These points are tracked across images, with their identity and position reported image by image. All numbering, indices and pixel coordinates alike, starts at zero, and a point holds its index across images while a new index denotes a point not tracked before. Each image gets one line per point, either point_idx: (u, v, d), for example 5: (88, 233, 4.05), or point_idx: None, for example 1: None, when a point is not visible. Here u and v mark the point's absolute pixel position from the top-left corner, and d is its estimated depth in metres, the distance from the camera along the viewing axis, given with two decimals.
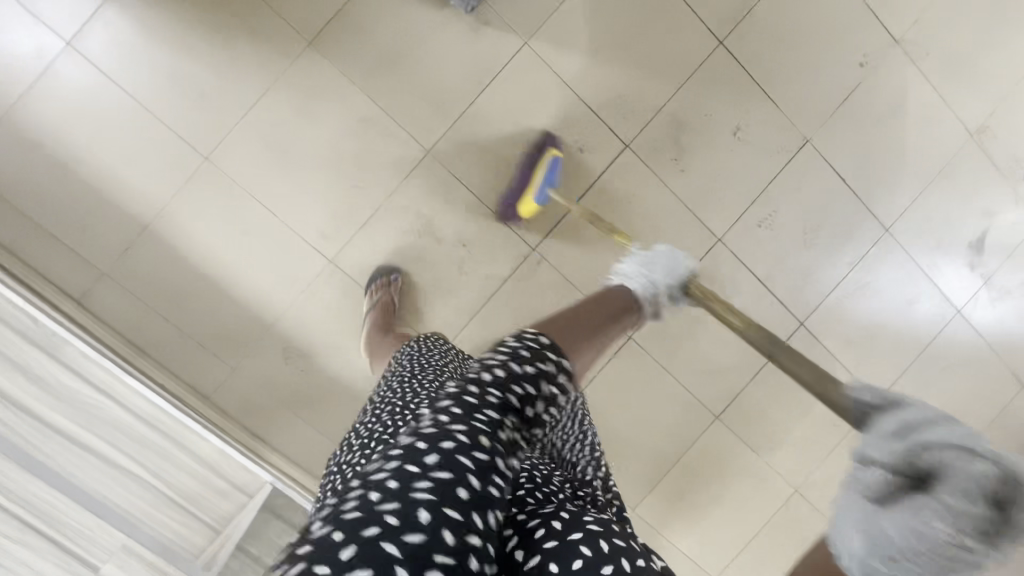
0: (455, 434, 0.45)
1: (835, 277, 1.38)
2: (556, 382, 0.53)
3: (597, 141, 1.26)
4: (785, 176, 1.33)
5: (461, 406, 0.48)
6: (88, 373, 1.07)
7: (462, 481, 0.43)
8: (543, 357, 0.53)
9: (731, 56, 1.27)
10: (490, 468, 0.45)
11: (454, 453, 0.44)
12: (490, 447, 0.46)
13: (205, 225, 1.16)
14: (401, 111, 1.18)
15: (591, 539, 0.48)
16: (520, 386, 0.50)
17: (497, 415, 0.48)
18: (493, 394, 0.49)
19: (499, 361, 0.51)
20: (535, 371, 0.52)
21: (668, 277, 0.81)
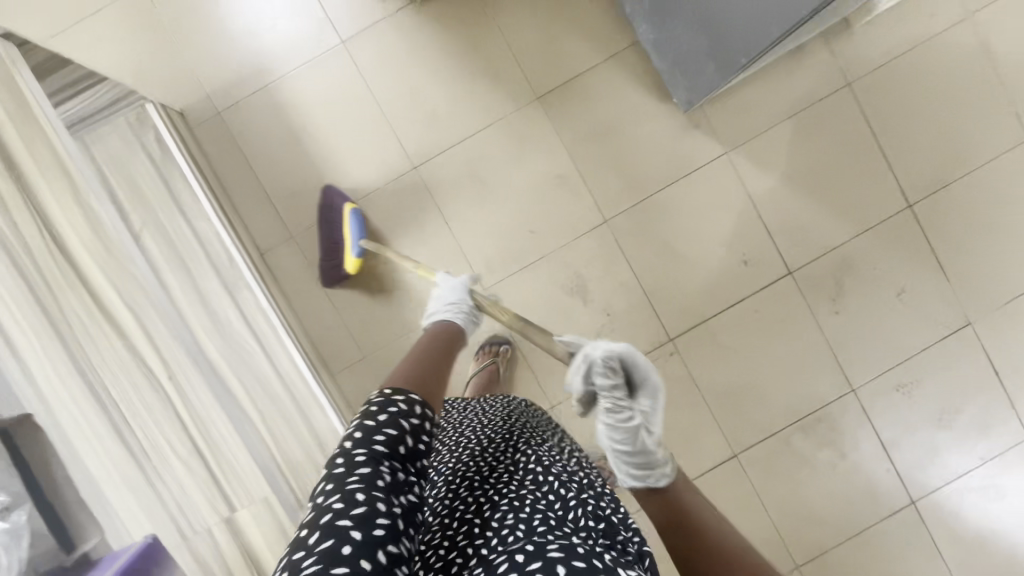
0: (330, 509, 0.50)
1: (960, 467, 1.32)
2: (409, 419, 0.61)
3: (763, 260, 1.28)
4: (939, 350, 1.31)
5: (333, 480, 0.53)
6: (253, 322, 1.14)
7: (347, 540, 0.48)
8: (391, 401, 0.61)
9: (916, 221, 1.29)
10: (368, 517, 0.50)
11: (336, 522, 0.49)
12: (364, 497, 0.51)
13: (389, 221, 1.26)
14: (594, 177, 1.26)
15: (551, 566, 0.47)
16: (381, 437, 0.57)
17: (368, 469, 0.54)
18: (359, 453, 0.55)
19: (354, 427, 0.58)
20: (391, 416, 0.60)
21: (463, 291, 1.01)
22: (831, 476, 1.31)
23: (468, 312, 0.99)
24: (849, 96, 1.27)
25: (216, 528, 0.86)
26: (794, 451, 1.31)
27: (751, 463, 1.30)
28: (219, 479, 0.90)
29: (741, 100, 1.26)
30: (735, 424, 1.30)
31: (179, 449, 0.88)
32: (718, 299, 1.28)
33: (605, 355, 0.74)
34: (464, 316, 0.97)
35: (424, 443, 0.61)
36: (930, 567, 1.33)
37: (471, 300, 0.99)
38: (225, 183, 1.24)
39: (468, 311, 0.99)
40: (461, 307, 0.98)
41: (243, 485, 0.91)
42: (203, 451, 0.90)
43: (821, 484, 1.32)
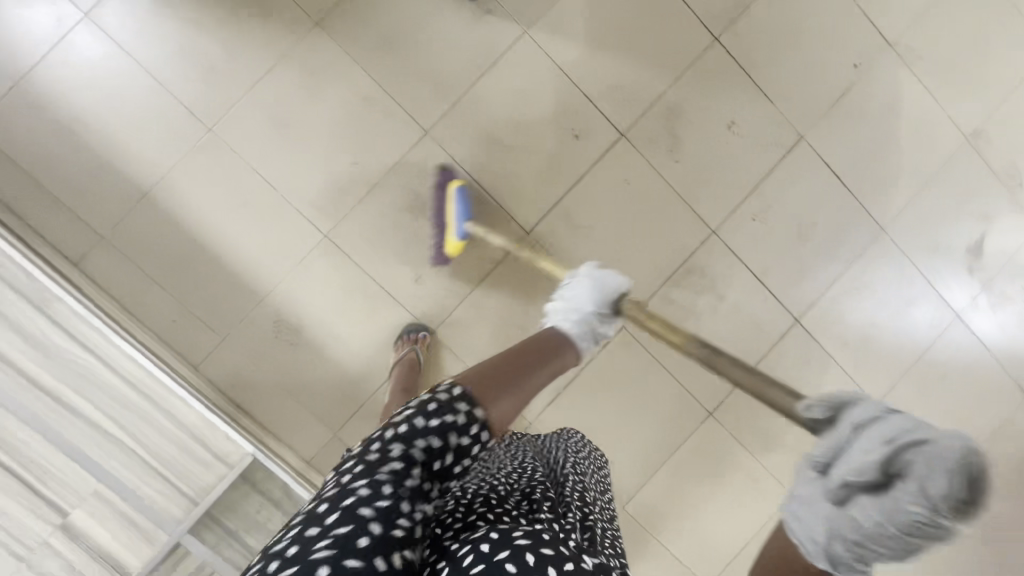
0: (353, 492, 0.46)
1: (829, 275, 1.38)
2: (467, 433, 0.52)
3: (594, 130, 1.27)
4: (781, 171, 1.34)
5: (362, 463, 0.49)
6: (76, 331, 1.08)
7: (363, 533, 0.45)
8: (452, 408, 0.52)
9: (727, 53, 1.30)
10: (393, 518, 0.46)
11: (356, 508, 0.46)
12: (395, 497, 0.47)
13: (203, 193, 1.18)
14: (401, 92, 1.21)
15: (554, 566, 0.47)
16: (425, 439, 0.50)
17: (402, 465, 0.49)
18: (396, 447, 0.49)
19: (410, 412, 0.52)
20: (442, 424, 0.51)
21: (602, 305, 0.88)
22: (717, 318, 1.35)
23: (597, 334, 0.86)
24: None
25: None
26: (676, 305, 1.33)
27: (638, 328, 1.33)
28: None
29: None
30: None
31: None
32: (561, 180, 1.27)
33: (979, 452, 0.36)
34: (588, 334, 0.85)
35: (463, 465, 0.53)
36: (825, 375, 1.40)
37: (599, 320, 0.87)
38: (8, 201, 1.13)
39: (594, 332, 0.86)
40: (590, 324, 0.86)
41: None
42: None
43: (710, 329, 1.35)
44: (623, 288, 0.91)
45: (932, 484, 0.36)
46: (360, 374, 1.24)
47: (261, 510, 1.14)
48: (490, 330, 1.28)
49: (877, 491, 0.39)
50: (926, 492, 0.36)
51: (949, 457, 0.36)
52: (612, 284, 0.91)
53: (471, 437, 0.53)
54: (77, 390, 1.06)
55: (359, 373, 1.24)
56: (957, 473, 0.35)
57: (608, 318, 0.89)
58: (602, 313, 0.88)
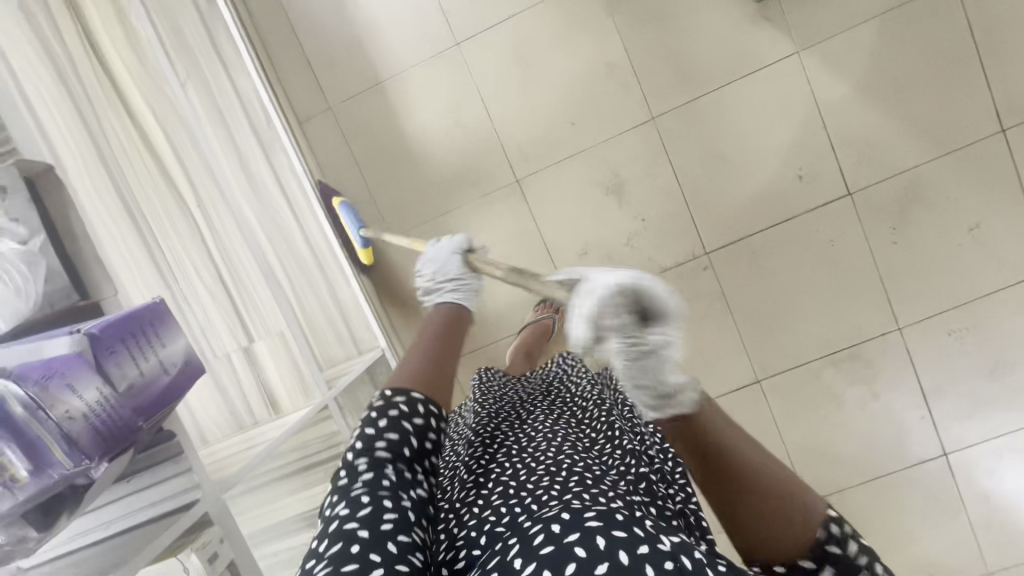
0: (337, 517, 0.51)
1: (1005, 424, 1.23)
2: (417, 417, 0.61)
3: (821, 176, 1.18)
4: (1006, 296, 1.19)
5: (337, 491, 0.54)
6: (286, 185, 1.16)
7: (355, 540, 0.48)
8: (392, 404, 0.60)
9: (1008, 149, 1.14)
10: (375, 515, 0.51)
11: (343, 527, 0.50)
12: (370, 502, 0.52)
13: (427, 99, 1.22)
14: (646, 69, 1.17)
15: (587, 539, 0.45)
16: (381, 443, 0.58)
17: (369, 477, 0.54)
18: (361, 461, 0.56)
19: (355, 434, 0.58)
20: (392, 420, 0.59)
21: (452, 265, 0.87)
22: (859, 415, 1.25)
23: (462, 285, 0.85)
24: None
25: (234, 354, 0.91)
26: (823, 384, 1.24)
27: (773, 391, 1.26)
28: (237, 307, 0.93)
29: None
30: (763, 351, 1.24)
31: (204, 277, 0.91)
32: (764, 215, 1.20)
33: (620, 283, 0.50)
34: (467, 288, 0.85)
35: (431, 440, 0.62)
36: (950, 522, 1.26)
37: (458, 271, 0.86)
38: (268, 46, 1.23)
39: (460, 284, 0.85)
40: (459, 281, 0.85)
41: (261, 318, 0.95)
42: (227, 282, 0.93)
43: (845, 419, 1.26)
44: (457, 243, 0.91)
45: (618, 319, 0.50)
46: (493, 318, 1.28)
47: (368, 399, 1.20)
48: None
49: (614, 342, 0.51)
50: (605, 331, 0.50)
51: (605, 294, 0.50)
52: (454, 241, 0.92)
53: (423, 414, 0.62)
54: (267, 229, 1.09)
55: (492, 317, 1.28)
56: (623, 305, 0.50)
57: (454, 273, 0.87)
58: (446, 273, 0.86)
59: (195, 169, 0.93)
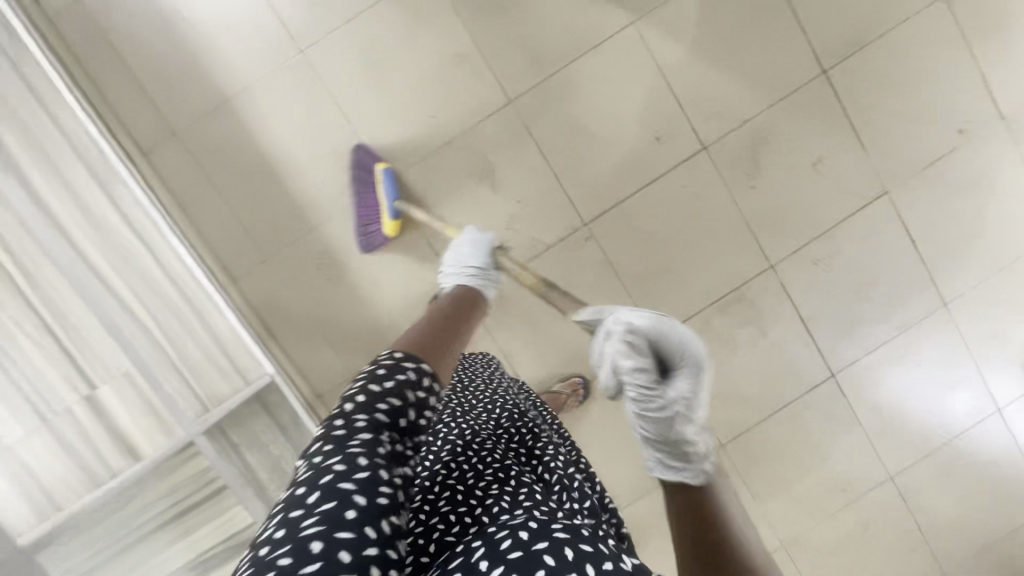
0: (330, 469, 0.43)
1: (878, 337, 1.33)
2: (422, 388, 0.52)
3: (677, 136, 1.24)
4: (856, 221, 1.29)
5: (331, 441, 0.46)
6: (132, 218, 1.09)
7: (350, 504, 0.42)
8: (401, 368, 0.51)
9: (831, 88, 1.24)
10: (374, 481, 0.44)
11: (337, 484, 0.43)
12: (370, 465, 0.45)
13: (280, 112, 1.18)
14: (495, 55, 1.19)
15: (557, 548, 0.43)
16: (386, 403, 0.49)
17: (371, 436, 0.46)
18: (361, 417, 0.47)
19: (358, 386, 0.50)
20: (399, 383, 0.51)
21: (481, 258, 0.91)
22: (752, 355, 1.32)
23: (485, 279, 0.89)
24: None
25: (78, 407, 1.01)
26: (715, 332, 1.30)
27: None
28: (72, 354, 1.01)
29: None
30: (656, 310, 1.29)
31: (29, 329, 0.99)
32: (632, 179, 1.24)
33: (636, 331, 0.67)
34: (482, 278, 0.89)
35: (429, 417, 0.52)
36: (849, 437, 1.36)
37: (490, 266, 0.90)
38: (94, 77, 1.14)
39: (485, 275, 0.89)
40: (481, 272, 0.89)
41: (101, 366, 1.02)
42: (58, 333, 1.01)
43: (742, 361, 1.32)
44: (489, 239, 0.95)
45: (638, 362, 0.65)
46: (388, 323, 1.25)
47: (266, 431, 1.14)
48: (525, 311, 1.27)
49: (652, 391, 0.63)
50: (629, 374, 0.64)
51: (627, 338, 0.66)
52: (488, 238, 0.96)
53: (425, 390, 0.53)
54: (115, 272, 1.06)
55: (387, 322, 1.25)
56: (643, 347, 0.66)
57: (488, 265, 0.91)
58: (484, 263, 0.90)
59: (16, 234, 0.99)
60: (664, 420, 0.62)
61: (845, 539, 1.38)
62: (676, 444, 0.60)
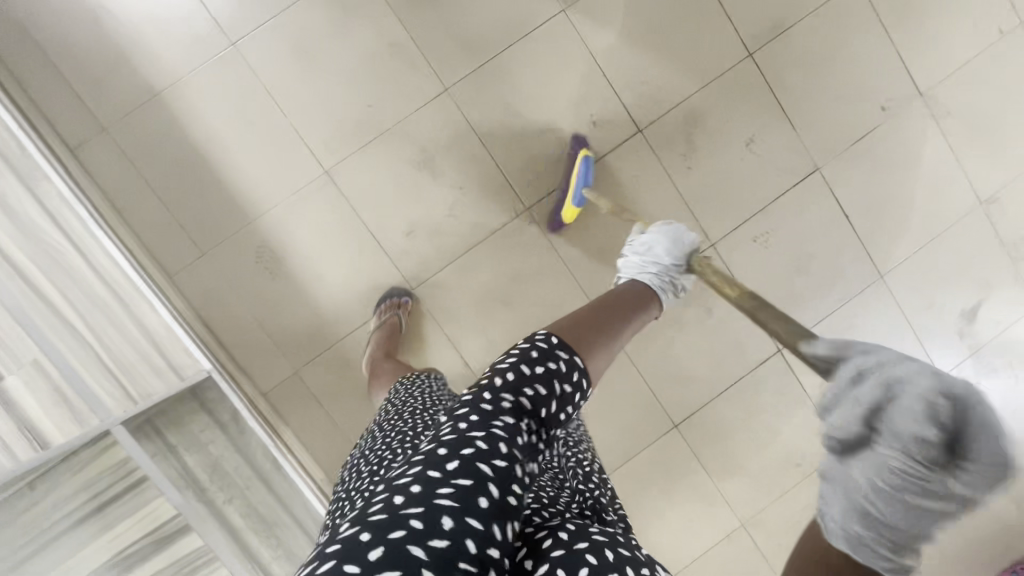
0: (472, 444, 0.47)
1: (819, 311, 1.36)
2: (566, 382, 0.55)
3: (612, 119, 1.26)
4: (790, 198, 1.33)
5: (478, 414, 0.50)
6: (56, 214, 1.04)
7: (483, 490, 0.45)
8: (554, 356, 0.55)
9: (758, 70, 1.29)
10: (507, 473, 0.47)
11: (473, 462, 0.46)
12: (507, 453, 0.48)
13: (213, 104, 1.17)
14: (428, 44, 1.20)
15: (598, 549, 0.49)
16: (532, 388, 0.53)
17: (512, 420, 0.50)
18: (508, 399, 0.51)
19: (512, 363, 0.53)
20: (546, 371, 0.54)
21: (679, 258, 0.90)
22: (699, 333, 1.33)
23: (671, 283, 0.90)
24: None
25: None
26: (662, 311, 1.32)
27: None
28: None
29: None
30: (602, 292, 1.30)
31: None
32: (571, 163, 1.26)
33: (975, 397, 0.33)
34: (665, 283, 0.89)
35: (567, 413, 0.55)
36: (799, 412, 1.37)
37: (681, 269, 0.90)
38: (18, 74, 1.12)
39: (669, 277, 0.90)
40: (668, 274, 0.89)
41: (12, 351, 0.96)
42: None
43: (690, 339, 1.33)
44: (694, 242, 0.91)
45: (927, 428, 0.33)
46: (332, 315, 1.23)
47: (206, 430, 1.12)
48: (471, 298, 1.26)
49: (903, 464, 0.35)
50: (900, 447, 0.34)
51: (928, 400, 0.33)
52: (689, 239, 0.91)
53: (572, 385, 0.56)
54: (30, 262, 1.01)
55: (331, 314, 1.23)
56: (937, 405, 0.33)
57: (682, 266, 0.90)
58: (676, 262, 0.90)
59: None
60: (913, 519, 0.35)
61: (802, 516, 1.38)
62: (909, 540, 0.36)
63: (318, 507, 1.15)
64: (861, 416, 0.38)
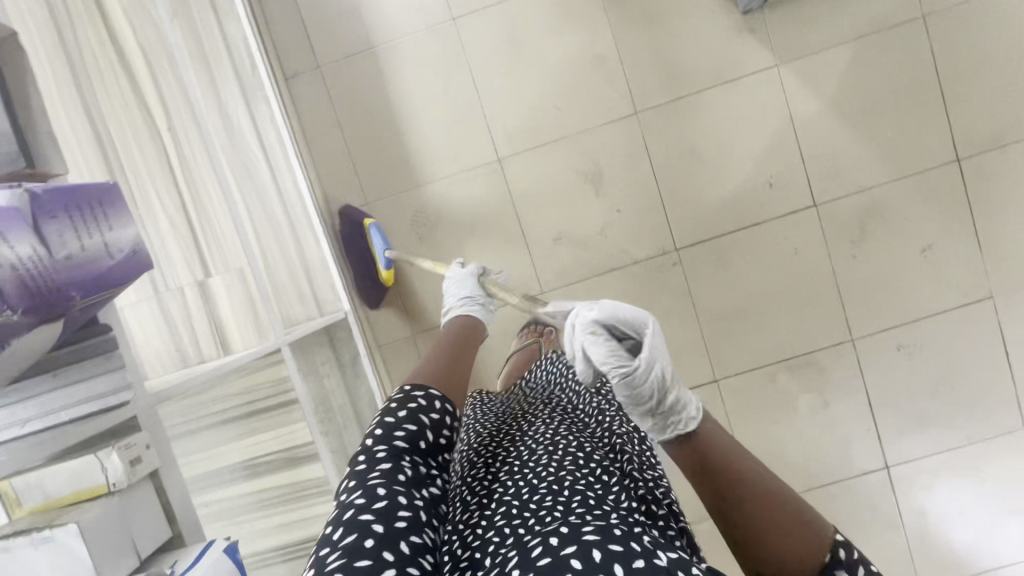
0: (352, 504, 0.50)
1: (944, 441, 1.27)
2: (430, 413, 0.63)
3: (790, 185, 1.23)
4: (951, 317, 1.24)
5: (355, 477, 0.54)
6: (263, 133, 1.14)
7: (369, 533, 0.48)
8: (410, 397, 0.63)
9: (961, 177, 1.21)
10: (390, 509, 0.50)
11: (358, 517, 0.49)
12: (388, 492, 0.52)
13: (418, 69, 1.23)
14: (633, 65, 1.21)
15: (585, 552, 0.44)
16: (402, 431, 0.59)
17: (388, 465, 0.55)
18: (381, 450, 0.57)
19: (375, 422, 0.60)
20: (410, 411, 0.62)
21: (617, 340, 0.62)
22: (809, 422, 1.28)
23: (483, 303, 1.01)
24: (921, 29, 1.18)
25: (189, 290, 0.88)
26: (777, 389, 1.27)
27: (729, 391, 1.28)
28: (196, 238, 0.92)
29: (802, 14, 1.19)
30: (722, 351, 1.27)
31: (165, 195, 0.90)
32: (734, 217, 1.24)
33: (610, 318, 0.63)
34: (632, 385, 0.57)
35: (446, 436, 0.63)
36: (886, 535, 1.29)
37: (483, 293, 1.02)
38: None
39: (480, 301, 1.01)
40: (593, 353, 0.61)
41: (220, 255, 0.93)
42: (186, 205, 0.92)
43: (795, 426, 1.28)
44: (654, 325, 0.62)
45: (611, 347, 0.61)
46: None
47: (325, 363, 1.17)
48: None
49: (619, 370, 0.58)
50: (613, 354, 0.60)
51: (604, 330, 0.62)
52: (472, 270, 1.07)
53: (438, 411, 0.64)
54: (240, 179, 1.05)
55: None
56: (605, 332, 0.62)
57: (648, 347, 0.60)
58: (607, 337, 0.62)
59: (177, 106, 0.93)
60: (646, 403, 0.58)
61: None
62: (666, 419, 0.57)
63: None
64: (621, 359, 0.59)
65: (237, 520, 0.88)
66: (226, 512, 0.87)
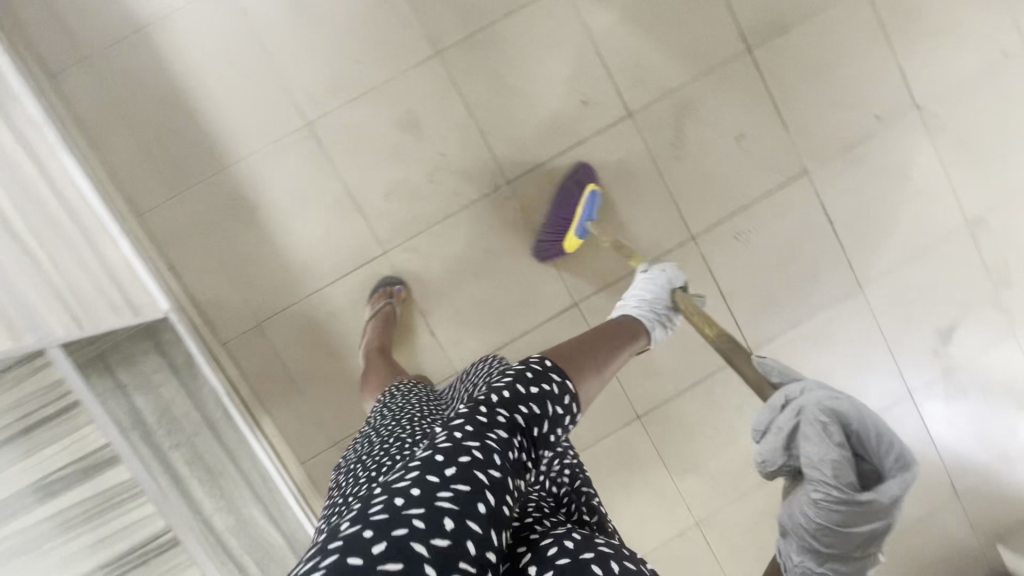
0: (469, 451, 0.50)
1: (794, 316, 1.34)
2: (554, 407, 0.60)
3: (602, 100, 1.25)
4: (774, 198, 1.31)
5: (474, 425, 0.53)
6: (22, 134, 1.02)
7: (481, 496, 0.48)
8: (546, 379, 0.61)
9: (755, 65, 1.27)
10: (502, 482, 0.50)
11: (473, 470, 0.49)
12: (501, 465, 0.51)
13: (199, 44, 1.15)
14: (423, 5, 1.19)
15: (602, 560, 0.51)
16: (524, 409, 0.57)
17: (505, 435, 0.54)
18: (502, 415, 0.55)
19: (507, 383, 0.58)
20: (540, 394, 0.60)
21: (844, 455, 0.59)
22: None
23: (662, 317, 1.01)
24: None
25: None
26: None
27: (591, 313, 1.29)
28: None
29: None
30: (576, 275, 1.28)
31: None
32: (556, 141, 1.24)
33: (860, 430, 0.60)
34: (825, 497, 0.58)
35: (554, 435, 0.61)
36: None
37: (668, 308, 1.02)
38: None
39: (661, 315, 1.02)
40: (813, 457, 0.60)
41: None
42: None
43: None
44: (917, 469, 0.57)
45: (831, 452, 0.59)
46: (298, 270, 1.21)
47: (157, 372, 1.11)
48: (442, 266, 1.25)
49: (829, 476, 0.58)
50: (832, 463, 0.59)
51: (832, 431, 0.60)
52: (666, 275, 1.05)
53: (563, 408, 0.62)
54: None
55: (297, 269, 1.21)
56: (829, 432, 0.60)
57: (883, 477, 0.59)
58: (842, 442, 0.60)
59: None
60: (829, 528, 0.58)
61: (758, 521, 1.36)
62: (837, 546, 0.58)
63: (265, 461, 1.17)
64: (839, 472, 0.58)
65: (32, 560, 0.82)
66: (10, 555, 0.80)
